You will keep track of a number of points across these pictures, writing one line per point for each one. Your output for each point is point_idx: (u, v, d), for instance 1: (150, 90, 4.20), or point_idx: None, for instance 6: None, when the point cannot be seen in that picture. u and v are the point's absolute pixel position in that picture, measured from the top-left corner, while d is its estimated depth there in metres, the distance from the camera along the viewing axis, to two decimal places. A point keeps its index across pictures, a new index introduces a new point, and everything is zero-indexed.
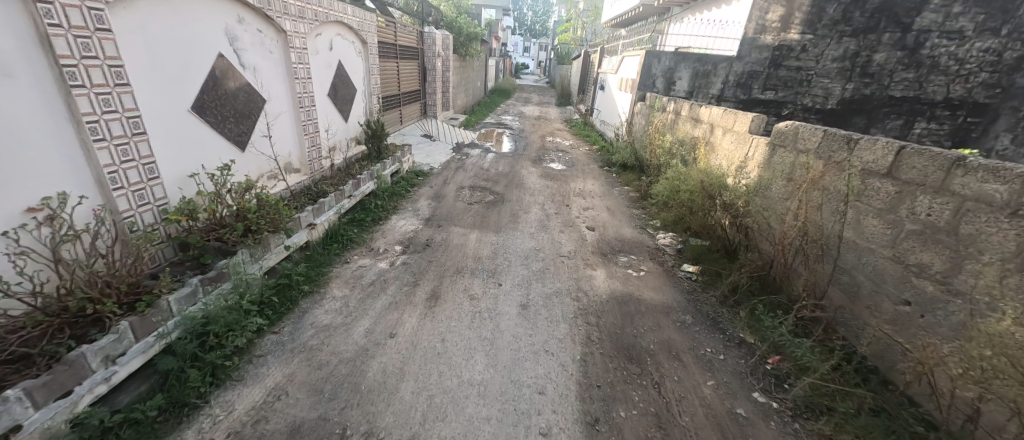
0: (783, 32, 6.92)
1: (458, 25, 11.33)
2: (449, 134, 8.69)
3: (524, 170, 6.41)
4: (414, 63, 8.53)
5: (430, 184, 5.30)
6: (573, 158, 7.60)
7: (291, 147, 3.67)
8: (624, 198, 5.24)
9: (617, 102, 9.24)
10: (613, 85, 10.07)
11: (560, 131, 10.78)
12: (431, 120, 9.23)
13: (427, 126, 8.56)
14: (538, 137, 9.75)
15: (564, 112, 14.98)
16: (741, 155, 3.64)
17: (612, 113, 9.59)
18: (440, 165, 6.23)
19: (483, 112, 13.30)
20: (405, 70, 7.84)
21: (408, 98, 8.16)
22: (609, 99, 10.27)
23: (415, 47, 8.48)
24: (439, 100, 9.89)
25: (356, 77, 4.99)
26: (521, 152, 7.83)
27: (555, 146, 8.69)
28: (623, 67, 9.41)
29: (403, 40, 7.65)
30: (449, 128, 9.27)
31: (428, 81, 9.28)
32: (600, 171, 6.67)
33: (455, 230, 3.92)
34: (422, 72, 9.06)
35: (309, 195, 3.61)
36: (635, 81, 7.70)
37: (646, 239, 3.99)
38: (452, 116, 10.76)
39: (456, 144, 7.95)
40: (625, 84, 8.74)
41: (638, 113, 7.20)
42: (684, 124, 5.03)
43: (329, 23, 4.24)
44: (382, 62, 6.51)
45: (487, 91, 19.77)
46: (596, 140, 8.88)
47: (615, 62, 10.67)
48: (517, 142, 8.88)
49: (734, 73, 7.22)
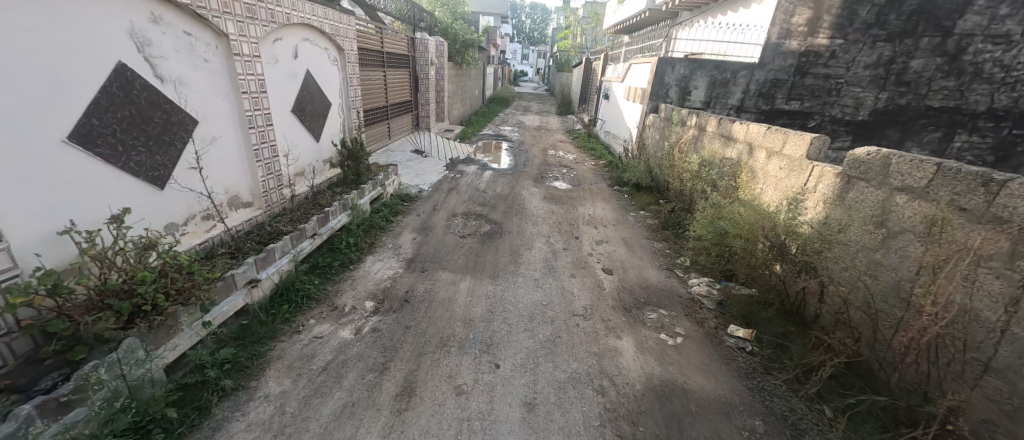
0: (811, 36, 6.29)
1: (454, 31, 10.70)
2: (443, 149, 7.99)
3: (524, 191, 5.70)
4: (404, 71, 7.85)
5: (417, 212, 4.59)
6: (579, 175, 6.90)
7: (237, 176, 2.96)
8: (641, 226, 4.53)
9: (625, 113, 8.56)
10: (620, 95, 9.40)
11: (562, 143, 10.10)
12: (424, 133, 8.54)
13: (419, 140, 7.86)
14: (539, 150, 9.06)
15: (565, 122, 14.33)
16: (796, 186, 2.94)
17: (619, 125, 8.92)
18: (431, 187, 5.51)
19: (480, 122, 12.63)
20: (393, 80, 7.16)
21: (397, 110, 7.46)
22: (615, 110, 9.59)
23: (405, 54, 7.81)
24: (433, 111, 9.21)
25: (330, 89, 4.29)
26: (521, 169, 7.13)
27: (558, 161, 7.98)
28: (630, 75, 8.74)
29: (390, 47, 6.98)
30: (443, 142, 8.57)
31: (420, 91, 8.61)
32: (610, 191, 5.96)
33: (443, 276, 3.20)
34: (413, 81, 8.39)
35: (259, 238, 2.89)
36: (646, 91, 7.04)
37: (676, 285, 3.27)
38: (447, 128, 10.07)
39: (451, 160, 7.26)
40: (633, 94, 8.07)
41: (651, 126, 6.52)
42: (710, 142, 4.34)
43: (293, 26, 3.57)
44: (365, 71, 5.82)
45: (485, 99, 19.14)
46: (602, 154, 8.19)
47: (621, 70, 10.02)
48: (517, 157, 8.19)
49: (756, 82, 6.56)
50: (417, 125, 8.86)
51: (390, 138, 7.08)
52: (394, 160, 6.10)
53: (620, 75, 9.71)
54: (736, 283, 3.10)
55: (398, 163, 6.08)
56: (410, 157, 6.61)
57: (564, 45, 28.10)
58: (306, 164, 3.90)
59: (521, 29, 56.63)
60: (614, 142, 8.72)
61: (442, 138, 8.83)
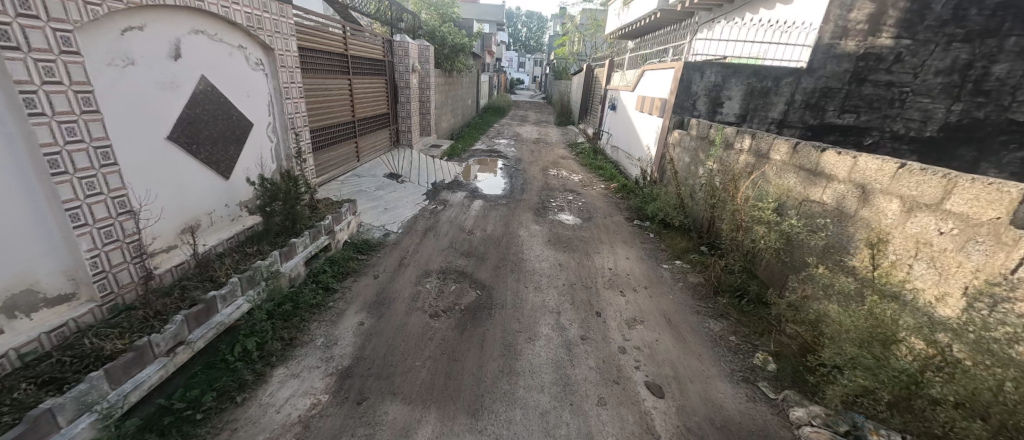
0: (871, 36, 5.16)
1: (443, 35, 9.54)
2: (427, 170, 6.77)
3: (522, 231, 4.45)
4: (380, 80, 6.64)
5: (376, 271, 3.34)
6: (589, 204, 5.68)
7: (24, 258, 1.73)
8: (684, 289, 3.30)
9: (639, 127, 7.39)
10: (631, 106, 8.23)
11: (566, 159, 8.93)
12: (405, 152, 7.32)
13: (397, 161, 6.63)
14: (539, 169, 7.88)
15: (567, 134, 13.19)
16: (990, 272, 1.73)
17: (632, 140, 7.73)
18: (402, 227, 4.27)
19: (473, 135, 11.47)
20: (364, 89, 5.95)
21: (370, 126, 6.24)
22: (626, 123, 8.42)
23: (380, 60, 6.61)
24: (417, 125, 8.02)
25: (250, 105, 3.08)
26: (519, 196, 5.91)
27: (562, 184, 6.77)
28: (643, 85, 7.58)
29: (359, 51, 5.77)
30: (428, 162, 7.35)
31: (400, 102, 7.40)
32: (632, 229, 4.73)
33: (389, 413, 1.94)
34: (392, 91, 7.18)
35: (54, 371, 1.64)
36: (668, 102, 5.87)
37: (769, 416, 2.04)
38: (434, 144, 8.86)
39: (434, 185, 6.03)
40: (648, 106, 6.91)
41: (677, 144, 5.35)
42: (781, 174, 3.14)
43: (169, 10, 2.35)
44: (318, 79, 4.59)
45: (480, 109, 18.04)
46: (615, 175, 7.00)
47: (630, 77, 8.86)
48: (514, 179, 6.99)
49: (803, 91, 5.43)
50: (398, 141, 7.65)
51: (361, 160, 5.85)
52: (359, 191, 4.87)
53: (630, 85, 8.55)
54: (872, 423, 1.86)
55: (363, 194, 4.85)
56: (382, 184, 5.38)
57: (563, 52, 27.04)
58: (199, 214, 2.67)
59: (518, 37, 55.94)
60: (628, 161, 7.55)
61: (427, 157, 7.60)
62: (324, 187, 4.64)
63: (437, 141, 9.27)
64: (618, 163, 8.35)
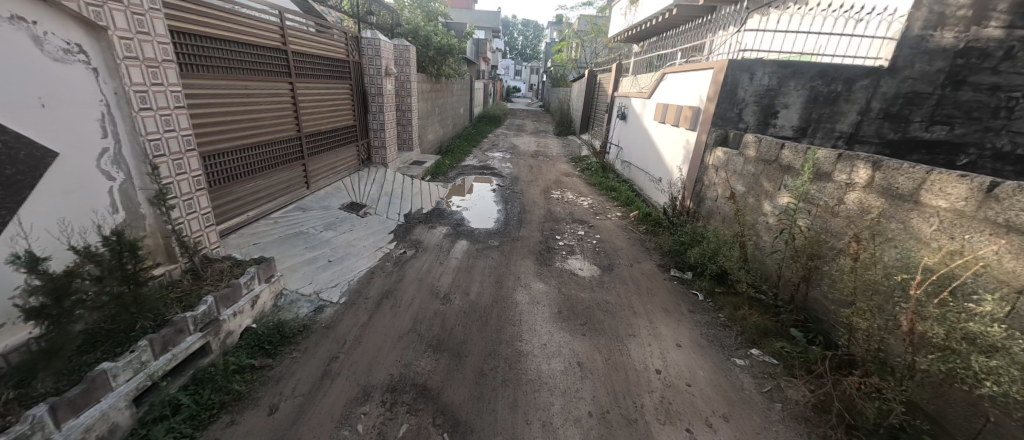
0: (976, 25, 3.94)
1: (427, 35, 8.27)
2: (401, 196, 5.47)
3: (519, 295, 3.14)
4: (344, 86, 5.37)
5: (281, 391, 2.02)
6: (606, 242, 4.39)
7: None
8: (788, 420, 1.99)
9: (660, 141, 6.14)
10: (648, 116, 6.98)
11: (569, 177, 7.69)
12: (378, 174, 6.02)
13: (364, 185, 5.33)
14: (540, 191, 6.61)
15: (568, 146, 11.99)
16: None
17: (651, 157, 6.47)
18: (347, 292, 2.95)
19: (463, 148, 10.23)
20: (319, 98, 4.69)
21: (328, 143, 4.97)
22: (641, 135, 7.16)
23: (343, 61, 5.34)
24: (394, 140, 6.74)
25: (47, 121, 1.80)
26: (515, 232, 4.61)
27: (569, 212, 5.47)
28: (663, 91, 6.33)
29: (310, 47, 4.50)
30: (406, 185, 6.04)
31: (371, 113, 6.11)
32: (672, 286, 3.42)
33: None
34: (360, 99, 5.89)
35: None
36: (704, 112, 4.62)
37: None
38: (416, 161, 7.57)
39: (406, 218, 4.73)
40: (672, 116, 5.66)
41: (722, 167, 4.09)
42: (962, 235, 1.88)
43: None
44: (232, 80, 3.30)
45: (473, 118, 16.85)
46: (635, 202, 5.71)
47: (644, 83, 7.63)
48: (508, 206, 5.72)
49: (881, 96, 4.20)
50: (369, 160, 6.35)
51: (312, 186, 4.55)
52: (295, 234, 3.56)
53: (644, 92, 7.32)
54: None
55: (301, 237, 3.53)
56: (334, 221, 4.07)
57: (561, 58, 25.98)
58: None
59: (514, 45, 55.17)
60: (648, 183, 6.28)
61: (405, 178, 6.30)
62: (241, 230, 3.33)
63: (420, 157, 7.97)
64: (633, 184, 7.09)
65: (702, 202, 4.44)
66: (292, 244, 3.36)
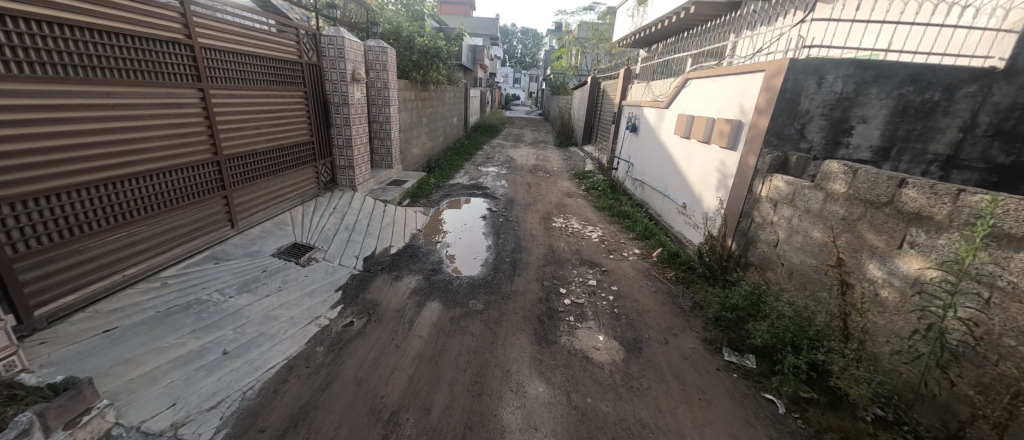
0: None
1: (410, 36, 7.24)
2: (365, 229, 4.37)
3: (509, 411, 2.05)
4: (296, 94, 4.32)
5: None
6: (627, 300, 3.32)
7: None
8: None
9: (685, 161, 5.09)
10: (666, 129, 5.93)
11: (573, 199, 6.65)
12: (341, 199, 4.94)
13: (317, 217, 4.24)
14: (539, 218, 5.56)
15: (570, 159, 11.00)
16: None
17: (673, 179, 5.41)
18: (231, 419, 1.85)
19: (454, 163, 9.21)
20: (252, 109, 3.63)
21: (268, 166, 3.90)
22: (659, 152, 6.11)
23: (295, 64, 4.30)
24: (366, 157, 5.68)
25: None
26: (507, 284, 3.53)
27: (576, 250, 4.39)
28: (685, 101, 5.30)
29: (239, 44, 3.46)
30: (376, 212, 4.96)
31: (333, 126, 5.04)
32: (733, 386, 2.33)
33: None
34: (319, 110, 4.83)
35: None
36: (753, 128, 3.56)
37: None
38: (395, 181, 6.50)
39: (365, 264, 3.63)
40: (700, 131, 4.62)
41: (785, 203, 3.03)
42: None
43: None
44: (95, 85, 2.29)
45: (468, 128, 15.89)
46: (658, 237, 4.64)
47: (659, 91, 6.60)
48: (500, 240, 4.64)
49: (991, 108, 3.16)
50: (333, 182, 5.26)
51: (239, 224, 3.48)
52: (185, 306, 2.46)
53: (660, 102, 6.29)
54: None
55: (193, 310, 2.43)
56: (257, 276, 2.97)
57: (560, 65, 25.19)
58: None
59: (513, 53, 54.67)
60: (672, 212, 5.22)
61: (377, 204, 5.22)
62: (95, 306, 2.26)
63: (401, 176, 6.91)
64: (650, 209, 6.02)
65: (754, 245, 3.37)
66: (171, 326, 2.27)
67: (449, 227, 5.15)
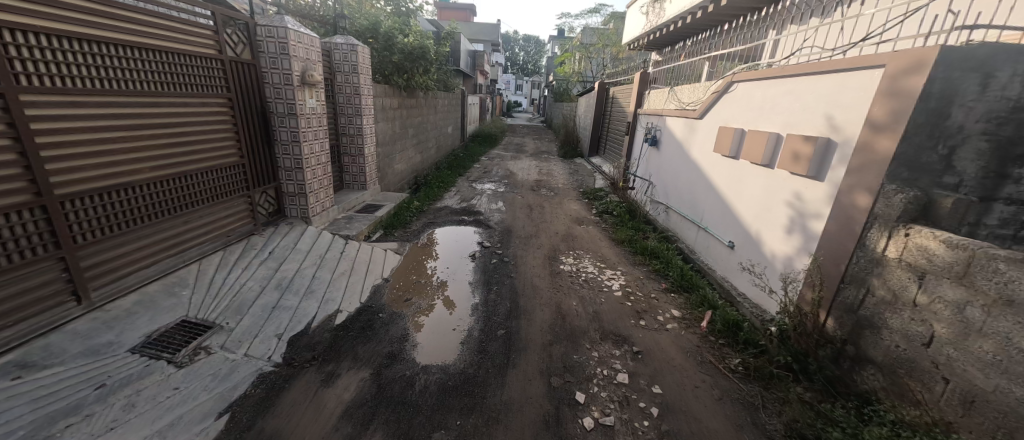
0: None
1: (390, 33, 6.17)
2: (306, 283, 3.21)
3: None
4: (218, 101, 3.19)
5: None
6: (682, 420, 2.13)
7: None
8: None
9: (734, 188, 3.92)
10: (698, 144, 4.80)
11: (584, 228, 5.48)
12: (287, 238, 3.80)
13: (239, 270, 3.08)
14: (543, 257, 4.40)
15: (577, 173, 9.86)
16: None
17: (713, 209, 4.26)
18: None
19: (446, 180, 8.09)
20: (129, 123, 2.51)
21: (160, 203, 2.76)
22: (690, 171, 4.96)
23: (217, 60, 3.17)
24: (327, 180, 4.53)
25: None
26: (496, 386, 2.34)
27: (593, 313, 3.21)
28: (727, 110, 4.17)
29: (103, 30, 2.34)
30: (329, 252, 3.79)
31: (277, 142, 3.90)
32: None
33: None
34: (257, 121, 3.69)
35: None
36: (864, 152, 2.39)
37: None
38: (367, 207, 5.35)
39: (288, 350, 2.46)
40: (756, 150, 3.49)
41: (950, 278, 1.85)
42: None
43: None
44: None
45: (465, 137, 14.81)
46: (704, 292, 3.46)
47: (686, 97, 5.46)
48: (491, 295, 3.48)
49: None
50: (280, 213, 4.11)
51: (96, 295, 2.33)
52: None
53: (688, 111, 5.16)
54: None
55: None
56: (81, 400, 1.80)
57: (563, 72, 24.28)
58: None
59: (515, 60, 54.01)
60: (718, 253, 4.06)
61: (333, 241, 4.06)
62: None
63: (377, 199, 5.76)
64: (683, 243, 4.84)
65: (879, 333, 2.18)
66: None
67: (426, 272, 3.98)
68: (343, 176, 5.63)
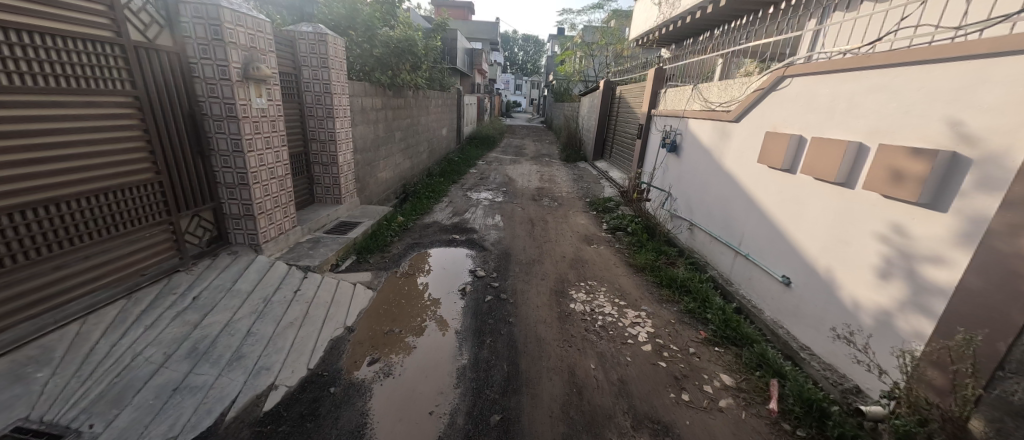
0: None
1: (370, 22, 5.38)
2: (235, 345, 2.40)
3: None
4: (117, 100, 2.40)
5: None
6: None
7: None
8: None
9: (788, 210, 3.14)
10: (733, 153, 4.03)
11: (596, 250, 4.70)
12: (226, 275, 2.98)
13: (140, 330, 2.27)
14: (549, 290, 3.60)
15: (581, 179, 9.07)
16: None
17: (758, 233, 3.50)
18: None
19: (437, 188, 7.30)
20: None
21: (11, 242, 1.97)
22: (722, 185, 4.20)
23: (112, 45, 2.38)
24: (287, 197, 3.72)
25: None
26: None
27: (620, 384, 2.41)
28: (776, 113, 3.39)
29: None
30: (277, 293, 2.97)
31: (214, 152, 3.09)
32: None
33: None
34: (186, 126, 2.89)
35: None
36: None
37: None
38: (340, 226, 4.53)
39: None
40: (825, 164, 2.71)
41: None
42: None
43: None
44: None
45: (462, 140, 14.04)
46: (761, 347, 2.67)
47: (713, 97, 4.68)
48: (484, 353, 2.67)
49: None
50: (221, 240, 3.29)
51: None
52: None
53: (719, 113, 4.37)
54: None
55: None
56: None
57: (563, 72, 23.53)
58: None
59: (514, 60, 53.23)
60: (767, 289, 3.29)
61: (287, 276, 3.25)
62: None
63: (354, 214, 4.95)
64: (716, 270, 4.07)
65: None
66: None
67: (405, 316, 3.16)
68: (313, 189, 4.82)
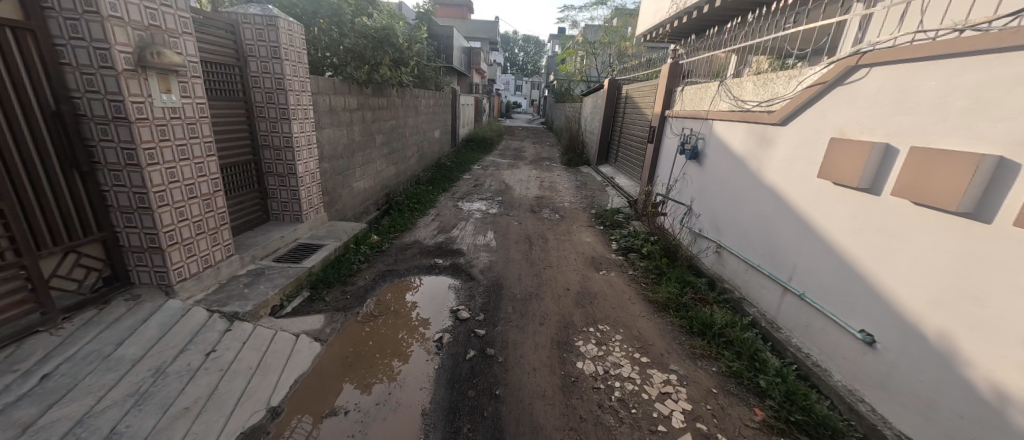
0: None
1: (339, 6, 4.62)
2: None
3: None
4: None
5: None
6: None
7: None
8: None
9: (869, 245, 2.36)
10: (776, 164, 3.27)
11: (605, 278, 3.91)
12: (110, 333, 2.20)
13: None
14: (550, 339, 2.82)
15: (585, 186, 8.30)
16: None
17: (817, 269, 2.74)
18: None
19: (425, 198, 6.53)
20: None
21: None
22: (760, 203, 3.44)
23: None
24: (217, 220, 2.94)
25: None
26: None
27: None
28: (845, 114, 2.61)
29: None
30: (178, 359, 2.18)
31: (101, 166, 2.32)
32: None
33: None
34: (53, 132, 2.11)
35: None
36: None
37: None
38: (297, 250, 3.75)
39: None
40: (936, 186, 1.94)
41: None
42: None
43: None
44: None
45: (457, 142, 13.30)
46: None
47: (747, 94, 3.90)
48: None
49: None
50: (118, 281, 2.50)
51: None
52: None
53: (756, 114, 3.59)
54: None
55: None
56: None
57: (564, 71, 22.77)
58: None
59: (514, 60, 52.53)
60: (834, 343, 2.53)
61: (203, 329, 2.45)
62: None
63: (317, 234, 4.16)
64: (756, 308, 3.31)
65: None
66: None
67: (373, 364, 2.55)
68: (268, 204, 4.02)
